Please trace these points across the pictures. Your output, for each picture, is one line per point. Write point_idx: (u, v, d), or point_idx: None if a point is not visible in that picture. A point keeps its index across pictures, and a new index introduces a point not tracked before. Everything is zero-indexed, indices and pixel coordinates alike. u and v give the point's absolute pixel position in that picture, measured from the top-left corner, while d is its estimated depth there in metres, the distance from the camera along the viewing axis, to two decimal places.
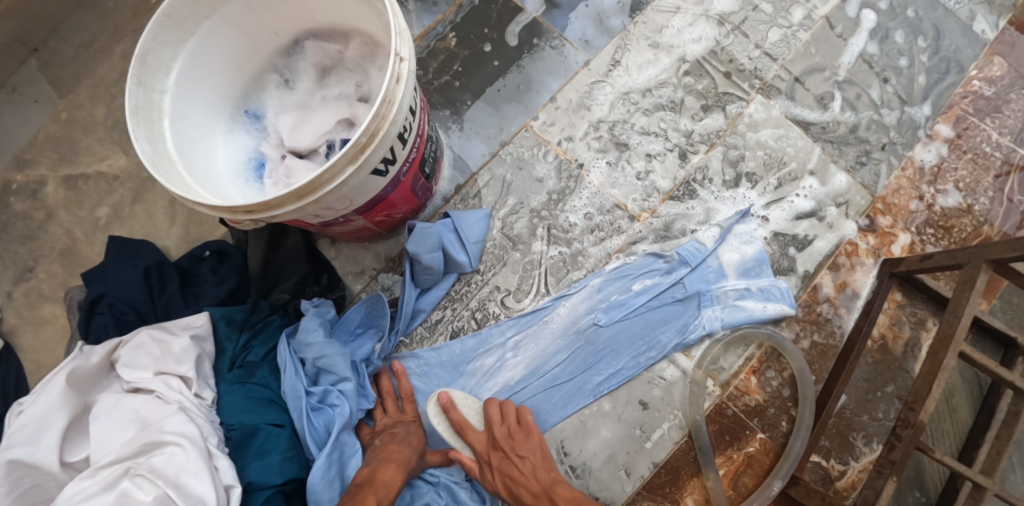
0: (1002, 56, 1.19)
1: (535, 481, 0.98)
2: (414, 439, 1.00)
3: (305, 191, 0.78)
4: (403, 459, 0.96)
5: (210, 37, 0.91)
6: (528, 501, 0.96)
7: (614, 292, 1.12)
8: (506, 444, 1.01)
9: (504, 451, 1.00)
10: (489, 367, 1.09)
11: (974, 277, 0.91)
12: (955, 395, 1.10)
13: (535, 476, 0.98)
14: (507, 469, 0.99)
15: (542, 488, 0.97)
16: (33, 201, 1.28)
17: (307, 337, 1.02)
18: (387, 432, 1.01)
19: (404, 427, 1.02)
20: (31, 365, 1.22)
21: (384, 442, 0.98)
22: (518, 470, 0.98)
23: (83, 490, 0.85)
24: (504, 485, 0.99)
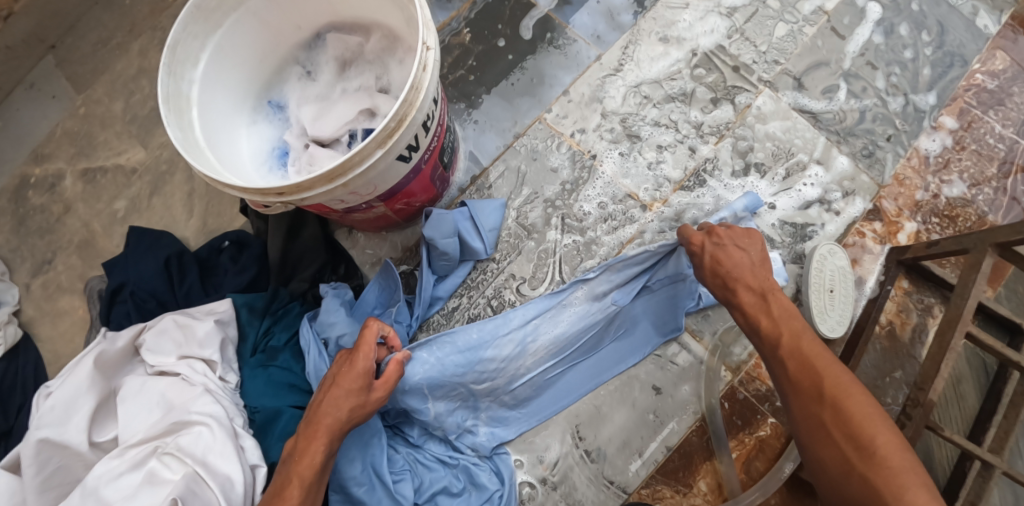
0: (1005, 49, 1.22)
1: (747, 271, 0.97)
2: (346, 388, 0.87)
3: (335, 174, 0.81)
4: (326, 422, 0.85)
5: (235, 29, 0.93)
6: (730, 289, 0.97)
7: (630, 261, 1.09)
8: (727, 255, 0.98)
9: (734, 238, 0.99)
10: (510, 352, 1.07)
11: (980, 260, 0.93)
12: (962, 381, 1.12)
13: (752, 265, 0.97)
14: (723, 255, 0.98)
15: (758, 283, 0.96)
16: (51, 195, 1.30)
17: (328, 317, 1.04)
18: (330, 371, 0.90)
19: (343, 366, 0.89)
20: (50, 354, 1.24)
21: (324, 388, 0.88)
22: (733, 264, 0.97)
23: (111, 469, 0.87)
24: (713, 274, 0.99)
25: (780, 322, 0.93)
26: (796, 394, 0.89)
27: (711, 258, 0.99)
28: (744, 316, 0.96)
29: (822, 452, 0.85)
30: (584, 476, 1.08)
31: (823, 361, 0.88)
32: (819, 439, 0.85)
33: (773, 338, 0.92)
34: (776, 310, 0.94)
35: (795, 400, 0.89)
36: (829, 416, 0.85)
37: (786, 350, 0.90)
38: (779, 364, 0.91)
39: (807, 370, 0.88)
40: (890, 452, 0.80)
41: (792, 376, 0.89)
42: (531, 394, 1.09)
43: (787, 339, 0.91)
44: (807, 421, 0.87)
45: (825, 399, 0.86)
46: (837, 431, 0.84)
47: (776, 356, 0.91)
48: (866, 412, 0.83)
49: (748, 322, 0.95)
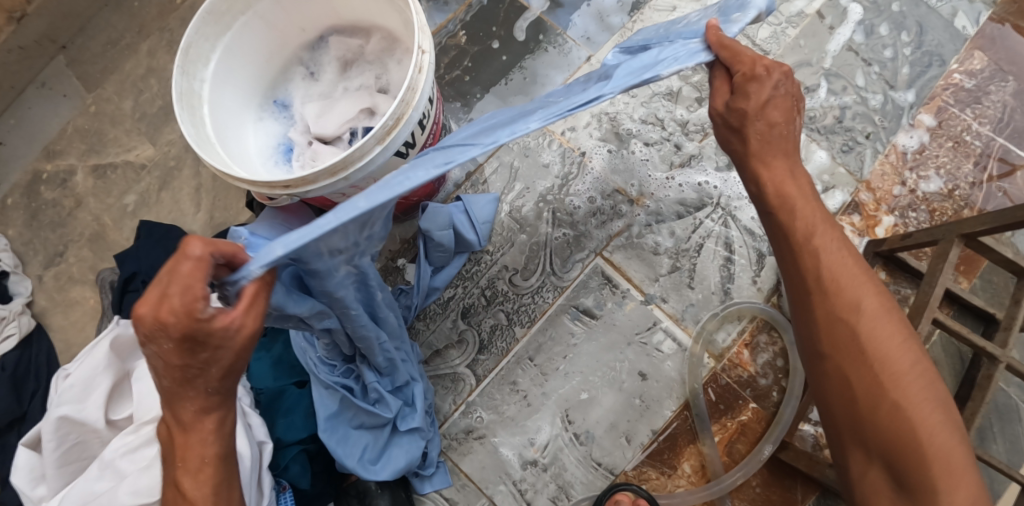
0: (983, 50, 1.27)
1: (786, 139, 0.79)
2: (188, 370, 0.64)
3: (337, 168, 0.86)
4: (191, 407, 0.67)
5: (245, 32, 0.98)
6: (762, 149, 0.80)
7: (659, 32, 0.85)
8: (779, 104, 0.78)
9: (785, 94, 0.78)
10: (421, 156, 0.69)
11: (948, 250, 0.98)
12: (938, 368, 1.17)
13: (791, 135, 0.80)
14: (776, 108, 0.77)
15: (793, 152, 0.81)
16: (63, 189, 1.36)
17: None
18: (157, 349, 0.63)
19: (168, 341, 0.62)
20: (62, 343, 1.30)
21: (164, 370, 0.65)
22: (780, 122, 0.78)
23: (127, 443, 0.92)
24: (754, 125, 0.78)
25: (816, 210, 0.80)
26: (824, 304, 0.78)
27: (754, 93, 0.77)
28: (772, 176, 0.80)
29: (847, 372, 0.77)
30: (574, 457, 1.14)
31: (858, 275, 0.78)
32: (845, 355, 0.77)
33: (807, 234, 0.79)
34: (813, 199, 0.80)
35: (821, 308, 0.78)
36: (864, 335, 0.76)
37: (816, 251, 0.79)
38: (811, 264, 0.79)
39: (841, 279, 0.78)
40: (919, 382, 0.74)
41: (830, 279, 0.78)
42: None
43: (822, 241, 0.79)
44: (833, 333, 0.78)
45: (861, 313, 0.77)
46: (872, 349, 0.76)
47: (811, 252, 0.79)
48: (898, 336, 0.76)
49: (779, 200, 0.80)
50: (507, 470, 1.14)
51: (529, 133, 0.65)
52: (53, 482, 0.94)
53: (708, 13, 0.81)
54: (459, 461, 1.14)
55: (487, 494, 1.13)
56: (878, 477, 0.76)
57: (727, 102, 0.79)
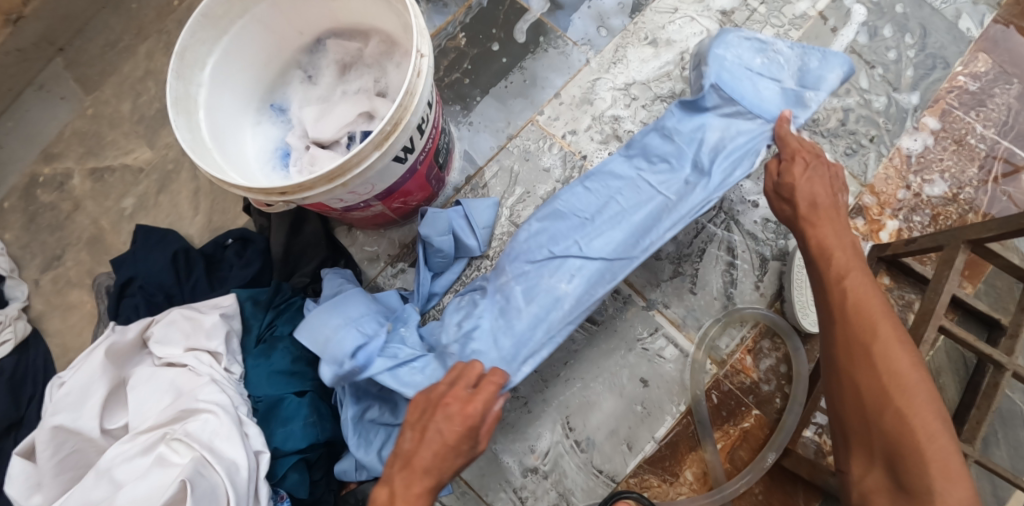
0: (986, 52, 1.26)
1: (830, 206, 0.95)
2: (457, 450, 0.82)
3: (335, 174, 0.85)
4: (425, 482, 0.80)
5: (241, 35, 0.97)
6: (817, 212, 0.94)
7: (765, 87, 1.04)
8: (818, 170, 0.97)
9: (822, 172, 0.98)
10: (559, 267, 1.00)
11: (954, 256, 0.97)
12: (941, 373, 1.16)
13: (837, 207, 0.96)
14: (814, 180, 0.97)
15: (836, 216, 0.94)
16: (60, 192, 1.35)
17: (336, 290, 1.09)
18: (422, 427, 0.83)
19: (439, 425, 0.82)
20: (59, 347, 1.29)
21: (410, 444, 0.83)
22: (821, 194, 0.96)
23: (124, 452, 0.92)
24: (796, 190, 0.96)
25: (852, 259, 0.89)
26: (843, 326, 0.84)
27: (803, 182, 0.97)
28: (817, 233, 0.93)
29: (858, 384, 0.81)
30: (574, 464, 1.13)
31: (881, 305, 0.84)
32: (858, 368, 0.81)
33: (839, 273, 0.88)
34: (852, 249, 0.91)
35: (841, 329, 0.84)
36: (878, 350, 0.80)
37: (842, 286, 0.86)
38: (838, 293, 0.86)
39: (864, 306, 0.84)
40: (923, 395, 0.77)
41: (852, 305, 0.84)
42: (550, 231, 1.03)
43: (848, 279, 0.87)
44: (850, 352, 0.82)
45: (877, 335, 0.81)
46: (885, 363, 0.79)
47: (840, 285, 0.87)
48: (909, 356, 0.79)
49: (821, 248, 0.92)
50: (507, 477, 1.13)
51: (637, 262, 1.01)
52: (49, 490, 0.92)
53: (791, 77, 1.05)
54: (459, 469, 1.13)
55: (487, 502, 1.12)
56: (877, 480, 0.78)
57: (776, 184, 0.99)
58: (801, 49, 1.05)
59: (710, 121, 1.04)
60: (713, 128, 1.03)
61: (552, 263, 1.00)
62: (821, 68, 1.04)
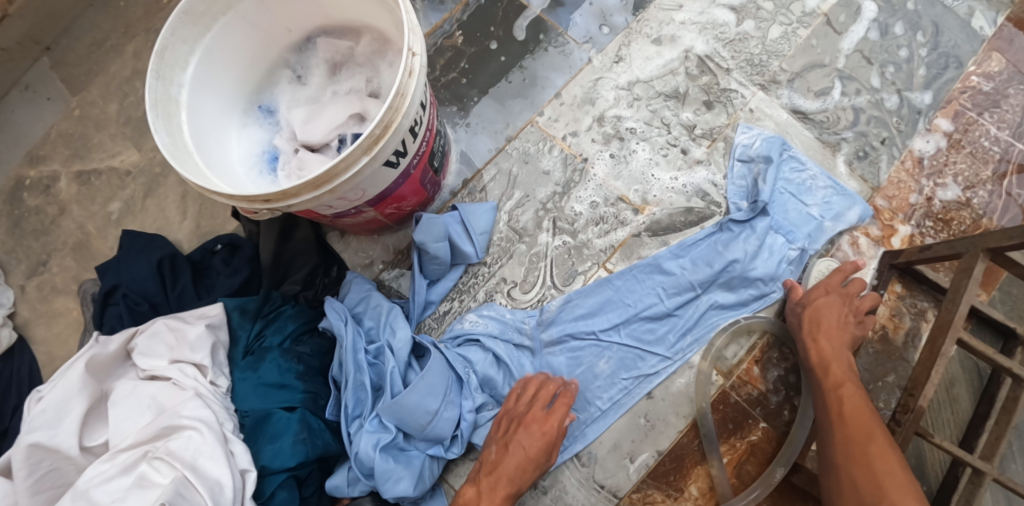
0: (1000, 51, 1.21)
1: (835, 324, 1.04)
2: (528, 466, 1.00)
3: (321, 180, 0.81)
4: (507, 487, 0.98)
5: (226, 33, 0.93)
6: (817, 330, 1.03)
7: (794, 210, 1.15)
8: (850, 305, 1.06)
9: (846, 305, 1.06)
10: (595, 353, 1.11)
11: (972, 265, 0.93)
12: (955, 384, 1.12)
13: (846, 323, 1.05)
14: (830, 306, 1.05)
15: (843, 337, 1.03)
16: (46, 196, 1.30)
17: (359, 297, 1.09)
18: (508, 442, 1.01)
19: (527, 441, 1.00)
20: (44, 356, 1.23)
21: (496, 458, 1.00)
22: (836, 318, 1.04)
23: (102, 472, 0.88)
24: (812, 312, 1.05)
25: (847, 371, 1.00)
26: (840, 427, 0.95)
27: (823, 307, 1.05)
28: (818, 350, 1.03)
29: (856, 478, 0.90)
30: (575, 479, 1.08)
31: (875, 415, 0.94)
32: (856, 466, 0.90)
33: (837, 380, 0.99)
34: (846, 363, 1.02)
35: (840, 429, 0.94)
36: (874, 451, 0.90)
37: (836, 393, 0.98)
38: (835, 400, 0.97)
39: (862, 415, 0.94)
40: (910, 502, 0.84)
41: (849, 411, 0.95)
42: (599, 314, 1.13)
43: (846, 390, 0.98)
44: (847, 449, 0.92)
45: (873, 440, 0.91)
46: (880, 464, 0.88)
47: (837, 392, 0.98)
48: (901, 460, 0.89)
49: (820, 358, 1.02)
50: None
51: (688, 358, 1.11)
52: None
53: (823, 197, 1.16)
54: (454, 482, 1.09)
55: None
56: None
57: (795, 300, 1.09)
58: (833, 181, 1.16)
59: (759, 230, 1.13)
60: (755, 230, 1.13)
61: (586, 346, 1.11)
62: (841, 205, 1.15)
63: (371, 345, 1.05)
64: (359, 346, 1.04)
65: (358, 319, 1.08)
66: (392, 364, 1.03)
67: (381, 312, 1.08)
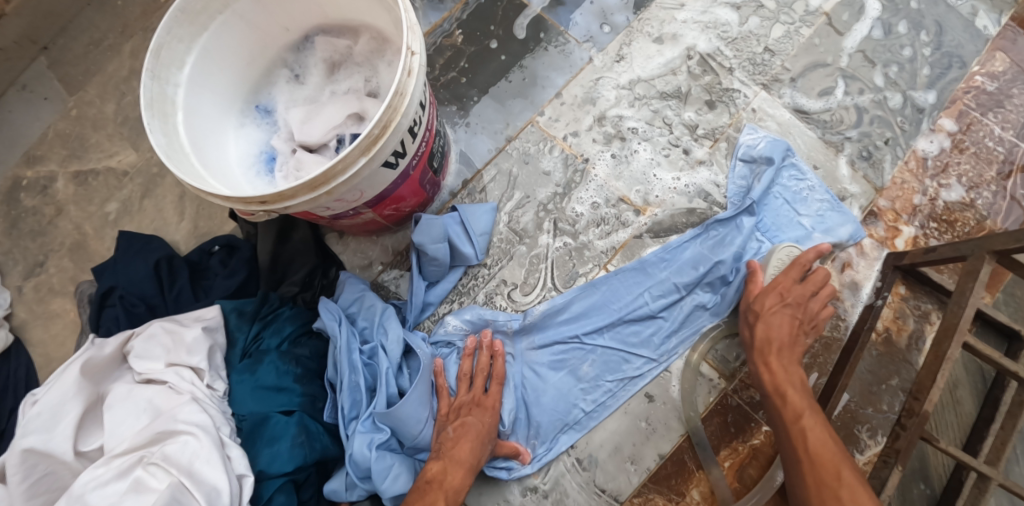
0: (1004, 51, 1.20)
1: (785, 342, 1.02)
2: (485, 440, 1.01)
3: (318, 182, 0.80)
4: (469, 463, 0.99)
5: (222, 32, 0.92)
6: (768, 351, 1.01)
7: (785, 217, 1.14)
8: (799, 308, 1.03)
9: (798, 311, 1.03)
10: (580, 357, 1.10)
11: (978, 267, 0.92)
12: (959, 387, 1.11)
13: (797, 341, 1.03)
14: (778, 320, 1.02)
15: (791, 355, 1.01)
16: (43, 197, 1.29)
17: (353, 298, 1.08)
18: (460, 419, 1.02)
19: (478, 418, 1.02)
20: (41, 358, 1.22)
21: (455, 436, 1.00)
22: (786, 334, 1.02)
23: (97, 477, 0.87)
24: (758, 331, 1.03)
25: (803, 397, 0.97)
26: (808, 467, 0.91)
27: (774, 322, 1.02)
28: (772, 375, 1.00)
29: None
30: (576, 483, 1.08)
31: (837, 448, 0.92)
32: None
33: (796, 411, 0.96)
34: (801, 386, 0.99)
35: (809, 469, 0.91)
36: (846, 494, 0.86)
37: (797, 425, 0.95)
38: (798, 435, 0.94)
39: (825, 452, 0.91)
40: None
41: (814, 447, 0.92)
42: (584, 317, 1.11)
43: (807, 417, 0.95)
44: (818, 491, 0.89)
45: (842, 480, 0.88)
46: None
47: (798, 425, 0.95)
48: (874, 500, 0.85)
49: (774, 384, 0.99)
50: (506, 496, 1.08)
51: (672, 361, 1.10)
52: None
53: (816, 209, 1.14)
54: None
55: None
56: None
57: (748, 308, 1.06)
58: (829, 195, 1.15)
59: (744, 229, 1.12)
60: (741, 228, 1.12)
61: (572, 349, 1.10)
62: (834, 221, 1.13)
63: (365, 346, 1.04)
64: (353, 346, 1.02)
65: (352, 320, 1.07)
66: (386, 365, 1.02)
67: (375, 313, 1.06)
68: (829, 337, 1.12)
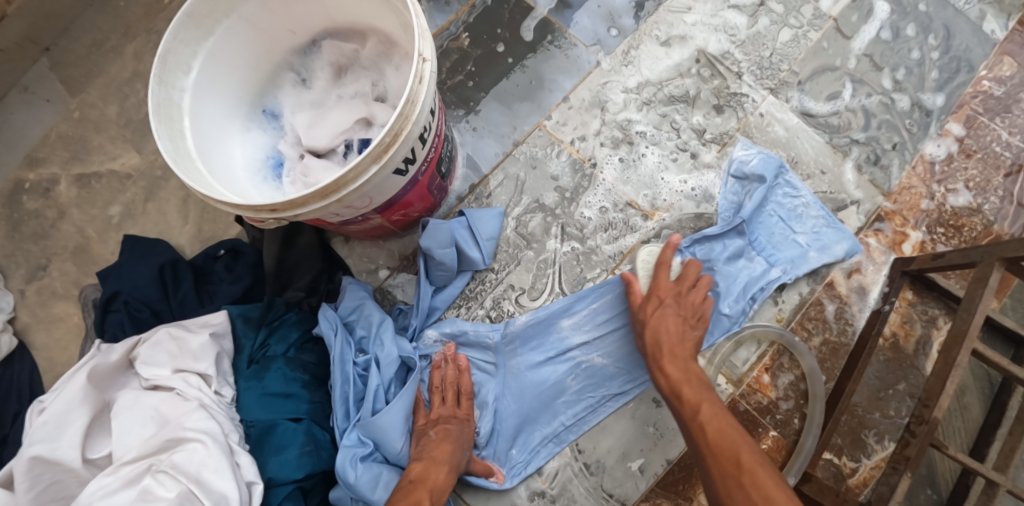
0: (1011, 56, 1.20)
1: (674, 343, 1.00)
2: (463, 445, 1.01)
3: (329, 190, 0.79)
4: (452, 465, 0.97)
5: (228, 36, 0.91)
6: (660, 350, 1.00)
7: (778, 235, 1.14)
8: (686, 307, 1.04)
9: (681, 309, 1.04)
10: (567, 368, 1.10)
11: (988, 275, 0.92)
12: (966, 392, 1.11)
13: (688, 340, 1.01)
14: (666, 319, 1.02)
15: (683, 352, 1.00)
16: (45, 199, 1.28)
17: (354, 304, 1.07)
18: (440, 425, 1.02)
19: (458, 425, 1.02)
20: (45, 362, 1.21)
21: (436, 438, 0.99)
22: (676, 331, 1.01)
23: (105, 486, 0.87)
24: (648, 332, 1.02)
25: (700, 392, 0.96)
26: (711, 460, 0.88)
27: (656, 324, 1.02)
28: (668, 376, 0.98)
29: None
30: (584, 488, 1.07)
31: (738, 432, 0.89)
32: (735, 498, 0.83)
33: (692, 405, 0.94)
34: (696, 382, 0.97)
35: (713, 462, 0.88)
36: (748, 480, 0.82)
37: (705, 417, 0.92)
38: (698, 430, 0.92)
39: (725, 434, 0.89)
40: None
41: (716, 438, 0.89)
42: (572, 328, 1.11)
43: (706, 407, 0.93)
44: (724, 484, 0.85)
45: (742, 467, 0.84)
46: (757, 495, 0.81)
47: (696, 420, 0.92)
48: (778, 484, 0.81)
49: (670, 386, 0.98)
50: (513, 500, 1.07)
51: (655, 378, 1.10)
52: None
53: (810, 228, 1.14)
54: (463, 492, 1.08)
55: None
56: None
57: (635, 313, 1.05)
58: (823, 215, 1.14)
59: (732, 247, 1.12)
60: (729, 246, 1.12)
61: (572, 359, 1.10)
62: (829, 238, 1.13)
63: (360, 357, 1.04)
64: (348, 357, 1.02)
65: (350, 328, 1.07)
66: (377, 380, 1.01)
67: (372, 323, 1.06)
68: (836, 342, 1.11)
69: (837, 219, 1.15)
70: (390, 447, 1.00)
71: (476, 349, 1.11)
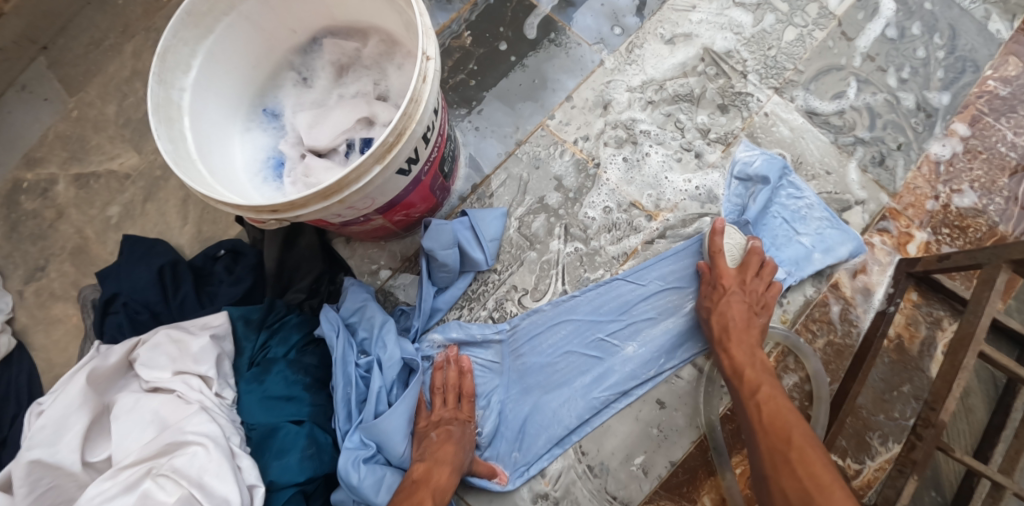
0: (1017, 55, 1.19)
1: (739, 327, 1.02)
2: (465, 447, 1.00)
3: (331, 190, 0.78)
4: (453, 466, 0.97)
5: (228, 34, 0.90)
6: (727, 335, 1.02)
7: (782, 236, 1.13)
8: (750, 293, 1.05)
9: (748, 296, 1.04)
10: (567, 369, 1.09)
11: (994, 277, 0.91)
12: (970, 394, 1.11)
13: (753, 326, 1.03)
14: (732, 305, 1.03)
15: (750, 339, 1.02)
16: (43, 200, 1.27)
17: (354, 305, 1.06)
18: (442, 426, 1.01)
19: (460, 427, 1.01)
20: (43, 364, 1.20)
21: (438, 439, 0.99)
22: (734, 323, 1.03)
23: (104, 491, 0.86)
24: (715, 317, 1.04)
25: (762, 376, 0.98)
26: (762, 438, 0.91)
27: (724, 312, 1.03)
28: (731, 362, 1.01)
29: (786, 488, 0.85)
30: (587, 491, 1.06)
31: (794, 415, 0.92)
32: (783, 475, 0.86)
33: (752, 386, 0.97)
34: (760, 366, 0.99)
35: (764, 440, 0.91)
36: (796, 457, 0.86)
37: (760, 400, 0.95)
38: (754, 408, 0.95)
39: (779, 417, 0.92)
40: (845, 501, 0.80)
41: (769, 420, 0.92)
42: (572, 331, 1.11)
43: (764, 390, 0.96)
44: (773, 458, 0.89)
45: (790, 447, 0.88)
46: (804, 471, 0.85)
47: (753, 401, 0.95)
48: (824, 460, 0.85)
49: (732, 367, 1.00)
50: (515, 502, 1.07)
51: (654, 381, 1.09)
52: None
53: (815, 228, 1.13)
54: (465, 494, 1.07)
55: None
56: None
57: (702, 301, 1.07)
58: (829, 216, 1.13)
59: None
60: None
61: (572, 361, 1.10)
62: (834, 239, 1.12)
63: (362, 359, 1.03)
64: (349, 359, 1.01)
65: (352, 329, 1.06)
66: (378, 382, 1.01)
67: (374, 324, 1.05)
68: (841, 343, 1.11)
69: (841, 220, 1.14)
70: (392, 450, 0.99)
71: (479, 349, 1.10)
